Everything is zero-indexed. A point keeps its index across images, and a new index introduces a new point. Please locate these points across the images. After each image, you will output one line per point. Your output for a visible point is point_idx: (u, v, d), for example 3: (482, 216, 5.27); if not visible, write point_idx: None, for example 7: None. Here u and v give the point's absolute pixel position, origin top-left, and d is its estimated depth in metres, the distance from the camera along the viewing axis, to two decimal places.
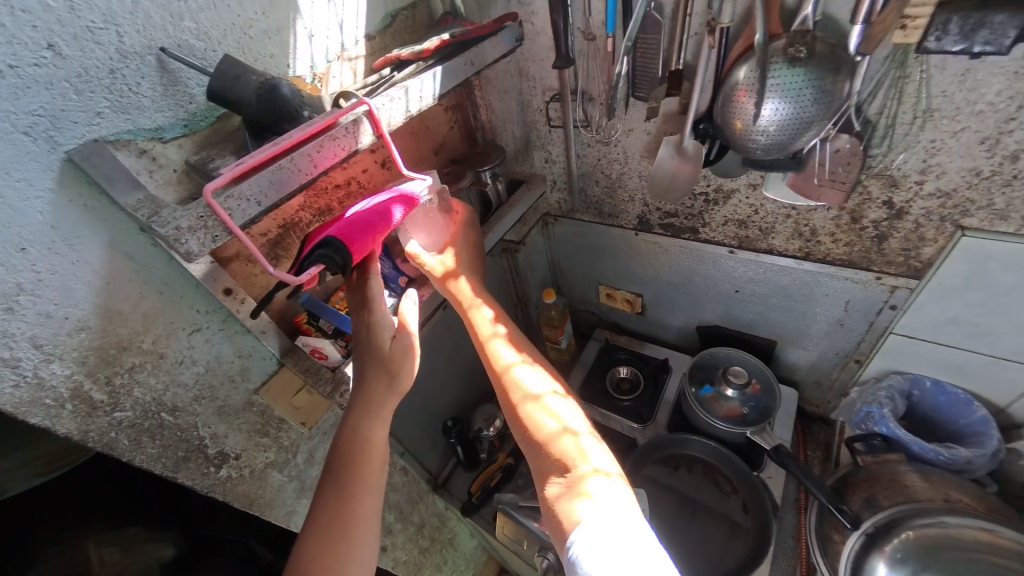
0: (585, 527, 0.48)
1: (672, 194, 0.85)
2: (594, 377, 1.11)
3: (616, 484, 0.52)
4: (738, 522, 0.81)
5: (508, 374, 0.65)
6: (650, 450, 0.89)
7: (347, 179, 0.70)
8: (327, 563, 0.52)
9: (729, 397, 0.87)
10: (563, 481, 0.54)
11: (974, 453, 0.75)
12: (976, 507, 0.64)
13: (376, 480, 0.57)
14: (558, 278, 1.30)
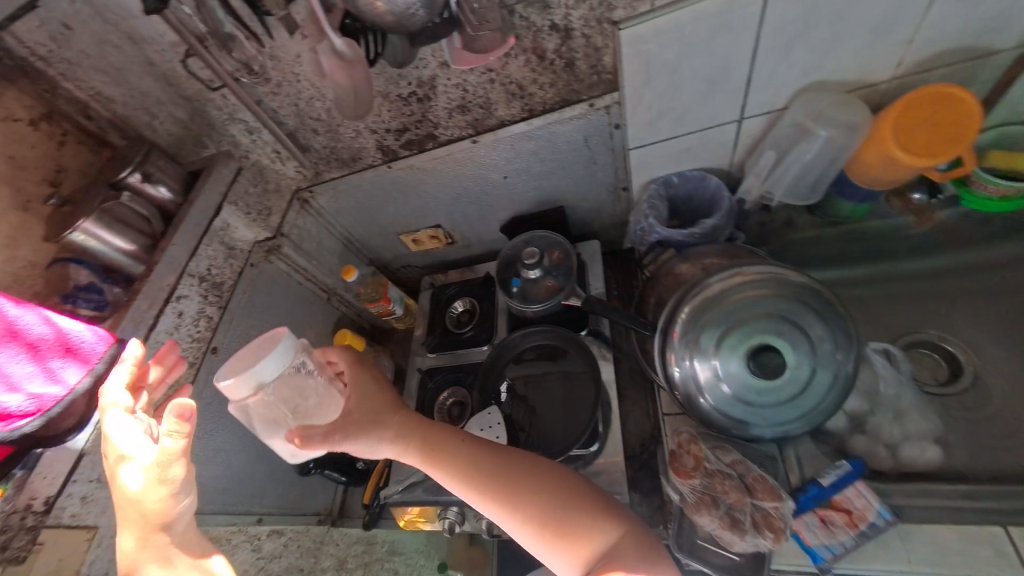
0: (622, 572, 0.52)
1: (362, 109, 0.74)
2: (435, 322, 1.09)
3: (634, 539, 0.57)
4: (580, 386, 0.83)
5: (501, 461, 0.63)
6: (491, 364, 0.88)
7: None
8: None
9: (534, 279, 0.88)
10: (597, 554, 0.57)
11: (718, 218, 0.80)
12: (722, 262, 0.70)
13: None
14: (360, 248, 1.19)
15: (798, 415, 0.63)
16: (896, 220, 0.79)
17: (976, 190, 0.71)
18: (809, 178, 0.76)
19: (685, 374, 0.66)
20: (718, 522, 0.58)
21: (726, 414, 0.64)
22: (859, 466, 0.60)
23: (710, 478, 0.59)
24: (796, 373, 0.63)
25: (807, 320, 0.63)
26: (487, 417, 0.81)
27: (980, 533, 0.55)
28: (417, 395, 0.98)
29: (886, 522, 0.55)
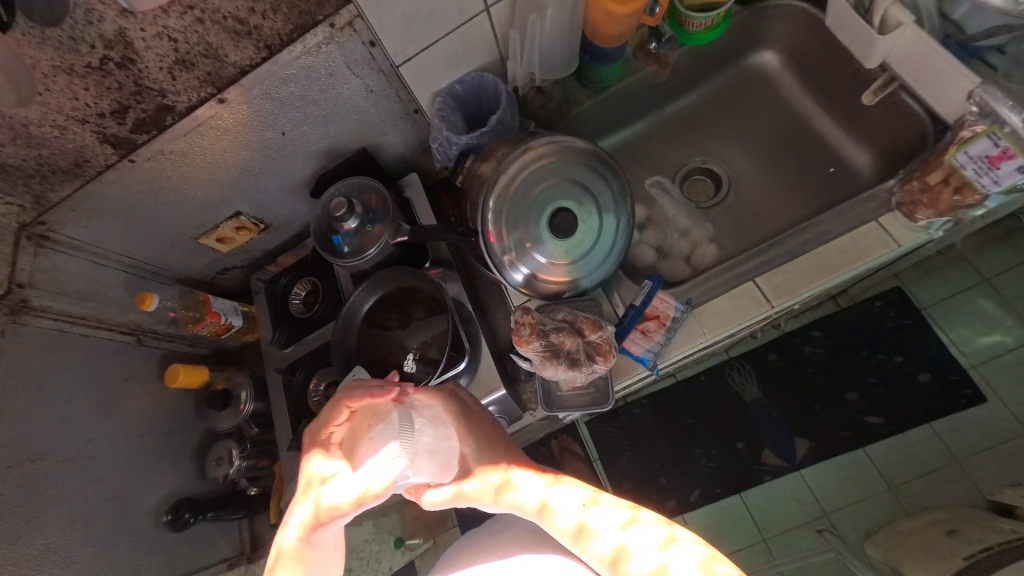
0: None
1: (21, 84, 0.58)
2: (280, 316, 1.00)
3: None
4: (434, 316, 0.84)
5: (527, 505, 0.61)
6: (345, 329, 0.85)
7: None
8: None
9: (353, 227, 0.84)
10: None
11: (502, 111, 0.83)
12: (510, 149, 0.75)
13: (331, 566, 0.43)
14: (156, 274, 0.98)
15: (604, 260, 0.73)
16: (645, 73, 0.90)
17: (691, 29, 0.83)
18: (564, 51, 0.82)
19: (509, 258, 0.72)
20: (562, 369, 0.67)
21: (549, 278, 0.72)
22: (658, 281, 0.75)
23: (551, 338, 0.66)
24: (591, 226, 0.72)
25: (587, 178, 0.73)
26: (352, 380, 0.77)
27: (743, 289, 0.72)
28: (288, 397, 0.92)
29: (681, 314, 0.72)
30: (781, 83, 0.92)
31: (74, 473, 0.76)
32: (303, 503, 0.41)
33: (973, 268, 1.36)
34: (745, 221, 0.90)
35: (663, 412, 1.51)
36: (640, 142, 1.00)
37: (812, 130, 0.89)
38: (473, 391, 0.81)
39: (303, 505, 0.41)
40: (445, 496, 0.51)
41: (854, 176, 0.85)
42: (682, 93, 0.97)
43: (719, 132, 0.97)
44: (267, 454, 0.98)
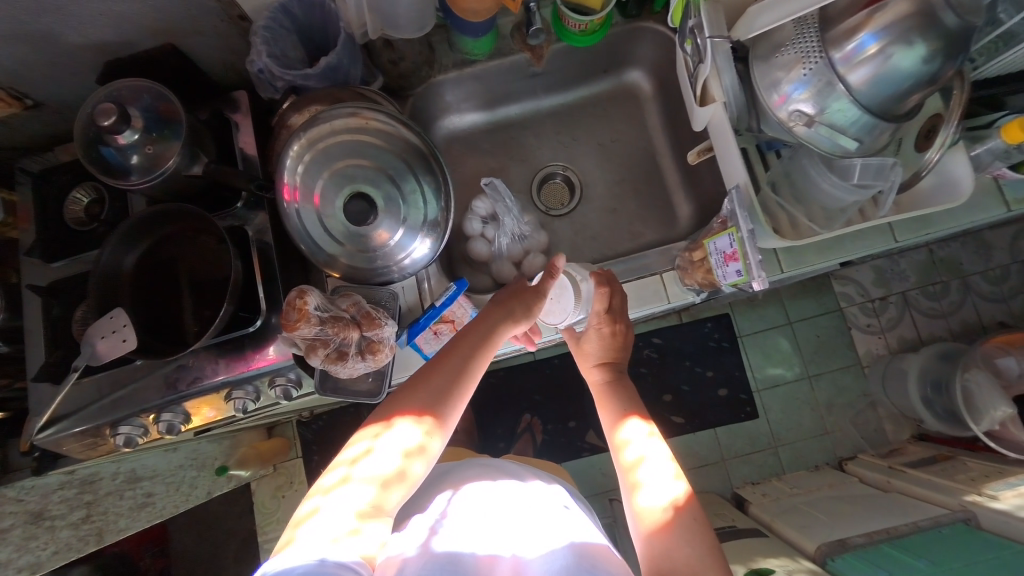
0: (660, 485, 0.63)
1: None
2: (49, 221, 0.84)
3: (657, 479, 0.64)
4: (214, 253, 0.75)
5: (633, 474, 0.66)
6: (103, 261, 0.72)
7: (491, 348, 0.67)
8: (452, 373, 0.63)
9: (124, 142, 0.70)
10: (627, 490, 0.66)
11: (334, 56, 0.72)
12: (327, 107, 0.69)
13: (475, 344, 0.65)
14: None
15: (408, 257, 0.70)
16: (516, 58, 0.86)
17: (567, 26, 0.80)
18: (413, 4, 0.73)
19: (308, 220, 0.68)
20: (327, 359, 0.62)
21: (344, 261, 0.69)
22: (462, 285, 0.71)
23: (323, 325, 0.60)
24: (396, 218, 0.70)
25: (401, 169, 0.71)
26: (108, 322, 0.68)
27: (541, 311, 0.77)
28: (47, 319, 0.80)
29: (472, 323, 0.71)
30: (645, 109, 0.95)
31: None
32: (406, 427, 0.59)
33: (785, 311, 1.58)
34: (582, 236, 0.92)
35: (510, 381, 1.62)
36: (510, 125, 0.97)
37: (659, 164, 0.93)
38: (262, 352, 0.75)
39: (404, 429, 0.59)
40: (620, 446, 0.70)
41: (678, 219, 0.91)
42: (557, 89, 0.95)
43: (584, 140, 0.97)
44: (15, 373, 0.85)
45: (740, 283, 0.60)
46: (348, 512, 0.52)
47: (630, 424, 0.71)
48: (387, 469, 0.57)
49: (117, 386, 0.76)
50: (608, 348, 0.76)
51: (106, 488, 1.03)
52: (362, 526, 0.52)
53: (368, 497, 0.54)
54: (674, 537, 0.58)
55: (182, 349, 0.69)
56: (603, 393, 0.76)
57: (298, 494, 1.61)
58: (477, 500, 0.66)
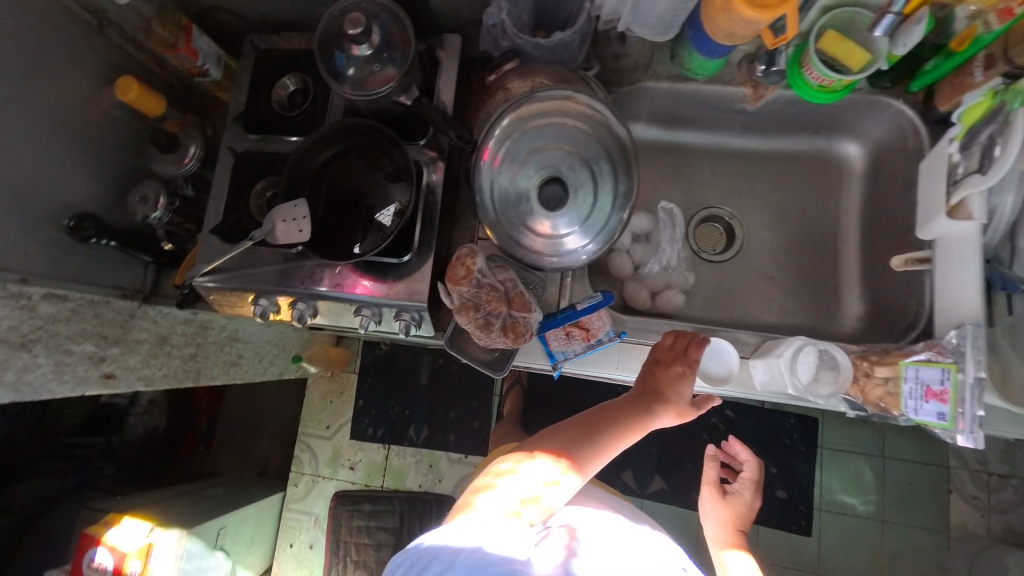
0: None
1: None
2: (258, 97, 0.93)
3: None
4: (392, 180, 0.80)
5: None
6: (304, 151, 0.79)
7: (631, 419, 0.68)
8: (586, 430, 0.67)
9: (357, 55, 0.76)
10: None
11: (568, 33, 0.72)
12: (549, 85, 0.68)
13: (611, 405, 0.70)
14: None
15: (568, 253, 0.69)
16: (733, 90, 0.82)
17: (804, 73, 0.76)
18: (669, 9, 0.71)
19: (490, 188, 0.68)
20: (472, 322, 0.64)
21: (507, 233, 0.69)
22: (608, 299, 0.70)
23: (479, 289, 0.62)
24: (570, 212, 0.70)
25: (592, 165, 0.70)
26: (291, 209, 0.74)
27: None
28: (231, 181, 0.90)
29: (607, 340, 0.70)
30: (845, 188, 0.90)
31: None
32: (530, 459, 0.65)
33: (883, 440, 1.42)
34: (727, 292, 0.89)
35: (561, 387, 1.63)
36: (690, 153, 0.94)
37: (839, 250, 0.88)
38: (400, 285, 0.79)
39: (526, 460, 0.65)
40: None
41: (841, 315, 0.85)
42: (755, 133, 0.91)
43: (762, 198, 0.94)
44: (192, 217, 0.96)
45: (936, 426, 0.58)
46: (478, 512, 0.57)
47: None
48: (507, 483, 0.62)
49: (267, 262, 0.84)
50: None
51: (212, 337, 1.16)
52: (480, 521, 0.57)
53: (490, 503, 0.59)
54: None
55: (347, 258, 0.75)
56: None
57: (344, 405, 1.73)
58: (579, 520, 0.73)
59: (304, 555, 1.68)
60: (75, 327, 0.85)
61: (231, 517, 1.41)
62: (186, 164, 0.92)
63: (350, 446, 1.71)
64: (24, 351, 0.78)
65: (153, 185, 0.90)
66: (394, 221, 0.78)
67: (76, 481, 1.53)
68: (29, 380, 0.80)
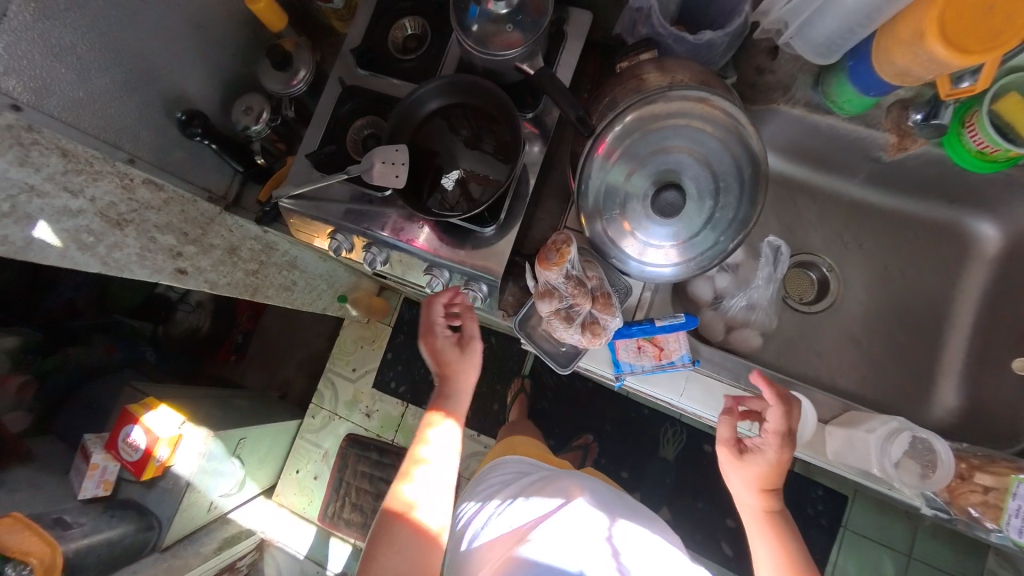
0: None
1: None
2: (375, 33, 0.91)
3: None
4: (494, 148, 0.79)
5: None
6: (416, 98, 0.77)
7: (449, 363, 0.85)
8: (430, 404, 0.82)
9: (491, 13, 0.74)
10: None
11: (717, 34, 0.67)
12: (690, 84, 0.63)
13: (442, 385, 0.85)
14: None
15: (659, 266, 0.65)
16: (876, 135, 0.75)
17: (966, 140, 0.69)
18: (844, 27, 0.62)
19: (594, 180, 0.66)
20: (555, 312, 0.65)
21: (600, 229, 0.66)
22: (691, 322, 0.68)
23: (568, 281, 0.63)
24: (671, 225, 0.66)
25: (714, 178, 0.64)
26: (392, 154, 0.74)
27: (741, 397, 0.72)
28: (333, 111, 0.89)
29: (680, 364, 0.69)
30: (969, 269, 0.81)
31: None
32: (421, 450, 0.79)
33: (914, 538, 1.33)
34: (804, 344, 0.84)
35: (581, 392, 1.63)
36: (801, 190, 0.88)
37: (944, 334, 0.81)
38: (478, 256, 0.79)
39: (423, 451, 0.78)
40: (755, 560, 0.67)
41: (931, 405, 0.79)
42: (881, 185, 0.84)
43: (868, 256, 0.87)
44: (285, 139, 0.99)
45: None
46: (417, 488, 0.73)
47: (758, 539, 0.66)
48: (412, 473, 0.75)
49: (353, 200, 0.85)
50: (775, 476, 0.66)
51: (275, 257, 1.20)
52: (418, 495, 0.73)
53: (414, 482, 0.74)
54: None
55: (438, 214, 0.74)
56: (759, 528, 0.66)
57: (373, 353, 1.81)
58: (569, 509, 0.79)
59: (306, 483, 1.75)
60: (163, 218, 0.89)
61: (253, 430, 1.51)
62: (295, 87, 0.90)
63: (370, 394, 1.79)
64: (117, 229, 0.82)
65: (258, 98, 0.91)
66: (490, 190, 0.77)
67: (121, 358, 1.63)
68: (116, 258, 0.83)
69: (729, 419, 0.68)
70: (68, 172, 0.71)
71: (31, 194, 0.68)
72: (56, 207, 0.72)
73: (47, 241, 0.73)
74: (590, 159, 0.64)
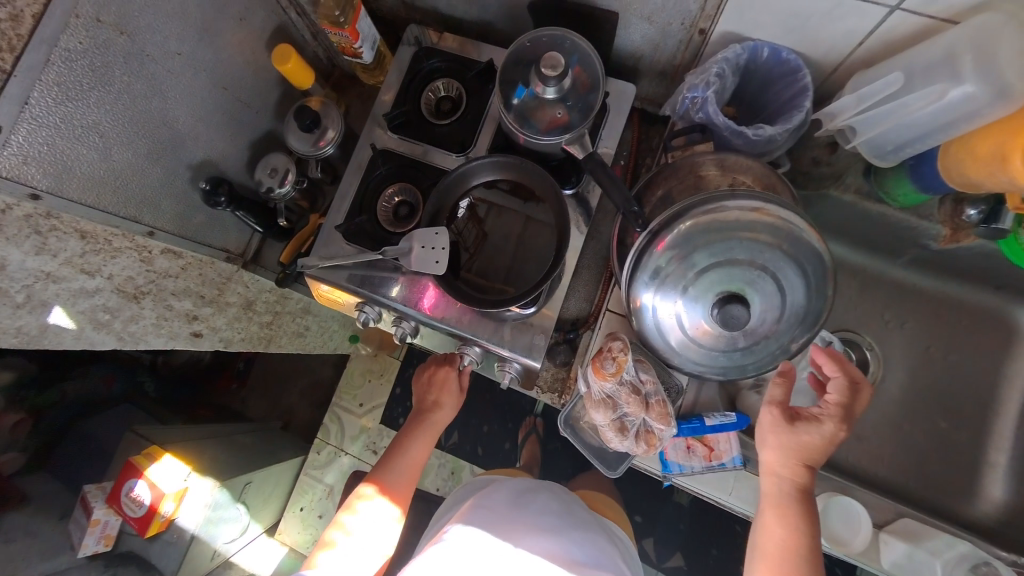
0: None
1: None
2: (409, 96, 0.88)
3: None
4: (533, 228, 0.77)
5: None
6: (460, 176, 0.73)
7: (434, 409, 0.92)
8: (406, 448, 0.90)
9: (540, 96, 0.71)
10: None
11: (779, 130, 0.65)
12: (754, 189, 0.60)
13: (416, 439, 0.91)
14: None
15: (713, 370, 0.63)
16: (927, 227, 0.74)
17: (1023, 241, 0.66)
18: (913, 138, 0.61)
19: (647, 281, 0.62)
20: (608, 421, 0.63)
21: (651, 328, 0.64)
22: (742, 423, 0.68)
23: (622, 388, 0.61)
24: (732, 338, 0.60)
25: (785, 280, 0.59)
26: (432, 236, 0.70)
27: None
28: (363, 175, 0.86)
29: (730, 466, 0.68)
30: (1012, 358, 0.81)
31: (147, 70, 0.67)
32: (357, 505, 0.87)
33: None
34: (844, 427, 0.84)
35: None
36: (842, 268, 0.87)
37: (988, 422, 0.81)
38: (517, 339, 0.76)
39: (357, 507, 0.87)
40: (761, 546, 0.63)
41: (978, 499, 0.78)
42: (925, 269, 0.83)
43: (908, 336, 0.86)
44: (310, 197, 0.95)
45: None
46: (342, 538, 0.83)
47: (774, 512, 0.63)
48: (347, 523, 0.85)
49: (381, 271, 0.81)
50: (817, 453, 0.63)
51: (291, 306, 1.16)
52: (340, 538, 0.83)
53: (341, 534, 0.84)
54: None
55: (493, 303, 0.68)
56: (795, 503, 0.61)
57: (382, 387, 1.79)
58: (500, 520, 0.84)
59: (311, 521, 1.71)
60: (181, 284, 0.84)
61: (258, 473, 1.46)
62: (320, 147, 0.87)
63: (379, 429, 1.76)
64: (134, 302, 0.78)
65: (283, 159, 0.88)
66: (534, 272, 0.76)
67: (122, 390, 1.59)
68: (131, 330, 0.81)
69: (784, 385, 0.64)
70: (86, 253, 0.67)
71: (49, 281, 0.65)
72: (74, 290, 0.69)
73: (63, 325, 0.71)
74: (642, 263, 0.62)
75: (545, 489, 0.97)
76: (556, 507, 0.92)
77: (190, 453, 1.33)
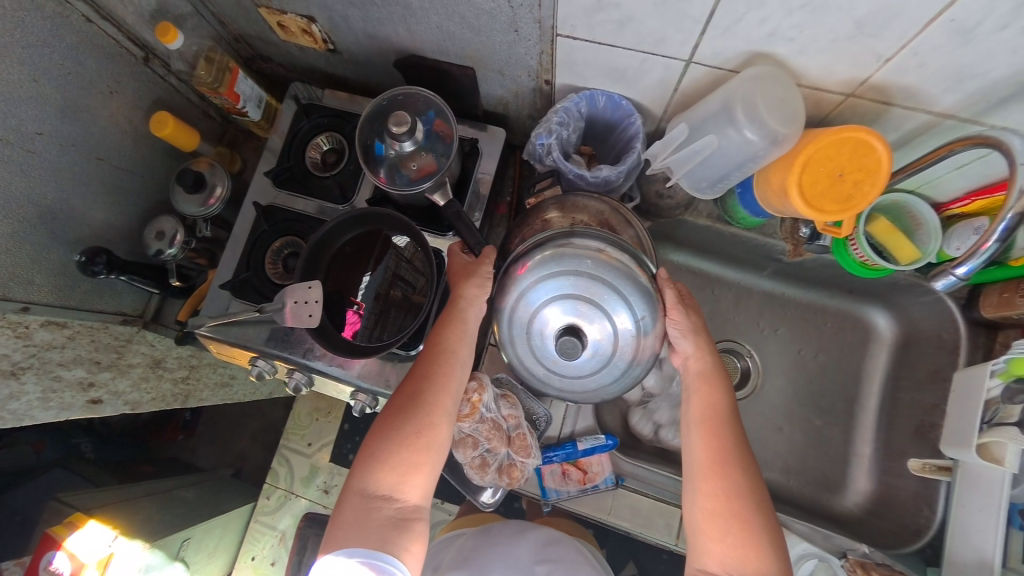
0: None
1: None
2: (293, 151, 0.90)
3: None
4: (414, 272, 0.79)
5: (714, 450, 0.63)
6: (328, 234, 0.75)
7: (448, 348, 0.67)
8: (403, 438, 0.64)
9: (399, 151, 0.75)
10: None
11: (614, 172, 0.72)
12: (591, 227, 0.66)
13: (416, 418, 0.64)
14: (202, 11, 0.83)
15: (573, 394, 0.68)
16: (774, 243, 0.80)
17: (849, 249, 0.73)
18: (719, 174, 0.70)
19: (510, 311, 0.66)
20: (472, 457, 0.73)
21: (519, 354, 0.68)
22: (610, 445, 0.74)
23: (481, 425, 0.70)
24: (582, 366, 0.65)
25: (624, 320, 0.63)
26: (304, 292, 0.72)
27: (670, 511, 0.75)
28: (251, 231, 0.88)
29: (603, 488, 0.74)
30: (876, 357, 0.87)
31: (2, 154, 0.68)
32: None
33: None
34: None
35: None
36: (720, 283, 0.92)
37: (855, 417, 0.86)
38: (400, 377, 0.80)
39: None
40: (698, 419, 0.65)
41: (847, 492, 0.84)
42: (790, 279, 0.89)
43: (786, 342, 0.91)
44: (208, 254, 0.96)
45: None
46: None
47: (705, 389, 0.67)
48: None
49: (273, 323, 0.83)
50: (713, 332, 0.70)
51: (209, 359, 1.15)
52: None
53: None
54: (731, 477, 0.61)
55: (375, 348, 0.72)
56: (720, 375, 0.67)
57: (330, 425, 1.74)
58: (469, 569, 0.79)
59: (263, 569, 1.66)
60: (69, 354, 0.84)
61: (198, 527, 1.40)
62: (206, 207, 0.88)
63: (329, 468, 1.71)
64: (13, 378, 0.77)
65: (171, 220, 0.89)
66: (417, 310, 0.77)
67: (53, 455, 1.54)
68: (12, 408, 0.79)
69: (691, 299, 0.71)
70: None
71: None
72: None
73: None
74: (505, 285, 0.66)
75: (501, 523, 0.92)
76: (521, 535, 0.88)
77: (120, 515, 1.30)
